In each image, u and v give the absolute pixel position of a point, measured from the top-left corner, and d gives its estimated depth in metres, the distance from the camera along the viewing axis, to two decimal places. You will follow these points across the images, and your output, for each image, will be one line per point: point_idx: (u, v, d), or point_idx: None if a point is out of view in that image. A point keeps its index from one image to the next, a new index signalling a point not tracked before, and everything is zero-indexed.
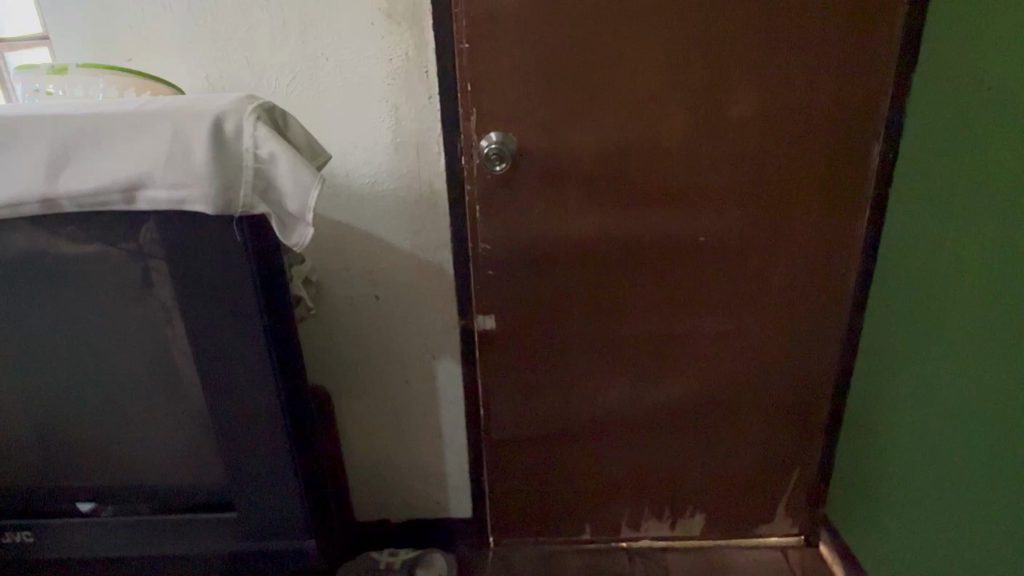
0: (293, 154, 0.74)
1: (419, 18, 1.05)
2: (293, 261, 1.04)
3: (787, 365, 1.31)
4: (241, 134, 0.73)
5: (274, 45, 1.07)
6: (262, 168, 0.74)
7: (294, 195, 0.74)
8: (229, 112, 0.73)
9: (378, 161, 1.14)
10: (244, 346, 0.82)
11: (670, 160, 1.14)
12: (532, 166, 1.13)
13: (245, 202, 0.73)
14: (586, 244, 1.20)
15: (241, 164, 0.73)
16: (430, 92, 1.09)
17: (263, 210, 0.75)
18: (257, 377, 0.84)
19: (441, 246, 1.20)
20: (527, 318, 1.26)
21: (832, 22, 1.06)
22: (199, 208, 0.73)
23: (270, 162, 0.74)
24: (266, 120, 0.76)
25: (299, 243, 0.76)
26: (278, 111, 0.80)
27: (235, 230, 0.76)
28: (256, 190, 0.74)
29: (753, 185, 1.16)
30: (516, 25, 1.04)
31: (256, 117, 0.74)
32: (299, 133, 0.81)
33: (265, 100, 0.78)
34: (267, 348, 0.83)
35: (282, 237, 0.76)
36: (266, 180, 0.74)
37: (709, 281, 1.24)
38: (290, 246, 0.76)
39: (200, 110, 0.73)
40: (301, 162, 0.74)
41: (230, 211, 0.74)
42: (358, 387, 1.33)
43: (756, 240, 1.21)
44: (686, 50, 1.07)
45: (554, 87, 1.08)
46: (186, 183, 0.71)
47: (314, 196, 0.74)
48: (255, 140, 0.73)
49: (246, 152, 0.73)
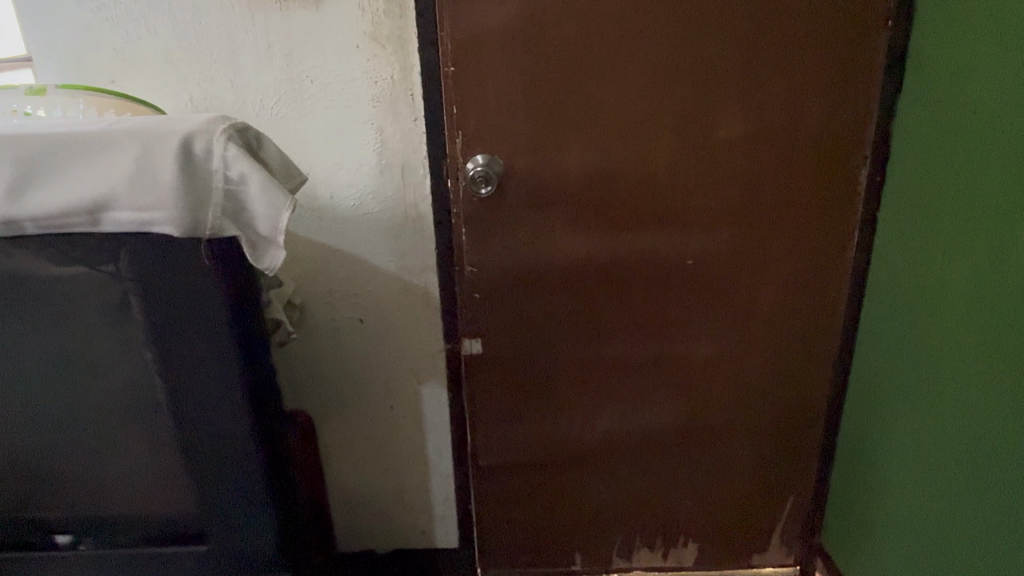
0: (265, 175, 0.72)
1: (405, 40, 1.04)
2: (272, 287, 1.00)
3: (779, 388, 1.28)
4: (210, 154, 0.71)
5: (258, 67, 1.05)
6: (232, 189, 0.72)
7: (266, 217, 0.72)
8: (199, 132, 0.71)
9: (364, 184, 1.12)
10: (221, 371, 0.79)
11: (656, 183, 1.12)
12: (515, 190, 1.11)
13: (214, 225, 0.72)
14: (573, 267, 1.17)
15: (208, 185, 0.71)
16: (415, 114, 1.08)
17: (233, 232, 0.73)
18: (230, 402, 0.81)
19: (427, 270, 1.18)
20: (514, 342, 1.23)
21: (822, 42, 1.05)
22: (166, 230, 0.71)
23: (241, 183, 0.72)
24: (238, 141, 0.73)
25: (271, 266, 0.75)
26: (252, 132, 0.76)
27: (203, 252, 0.73)
28: (226, 213, 0.72)
29: (746, 205, 1.15)
30: (501, 49, 1.03)
31: (227, 137, 0.72)
32: (274, 153, 0.78)
33: (239, 120, 0.75)
34: (239, 374, 0.80)
35: (253, 258, 0.75)
36: (238, 202, 0.73)
37: (700, 305, 1.22)
38: (262, 268, 0.75)
39: (167, 131, 0.70)
40: (273, 184, 0.72)
41: (198, 234, 0.72)
42: (342, 413, 1.30)
43: (748, 263, 1.19)
44: (675, 71, 1.06)
45: (539, 110, 1.07)
46: (152, 206, 0.69)
47: (286, 218, 0.73)
48: (226, 161, 0.71)
49: (216, 173, 0.71)
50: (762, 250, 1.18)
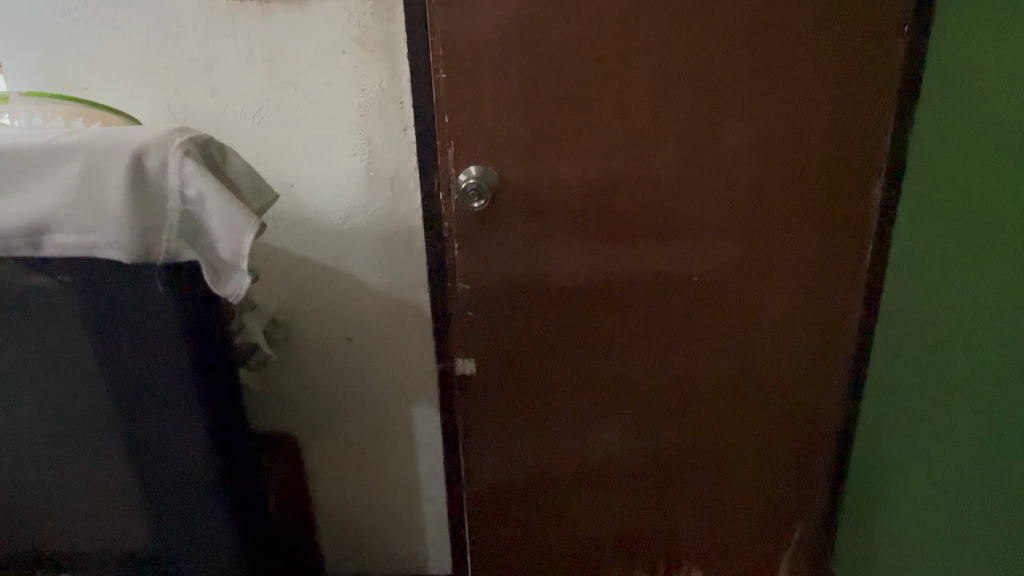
0: (225, 192, 0.65)
1: (395, 46, 0.99)
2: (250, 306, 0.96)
3: (787, 409, 1.22)
4: (165, 170, 0.64)
5: (240, 75, 1.00)
6: (190, 209, 0.65)
7: (226, 239, 0.65)
8: (152, 145, 0.64)
9: (351, 197, 1.07)
10: (179, 394, 0.74)
11: (658, 196, 1.07)
12: (511, 203, 1.06)
13: (169, 248, 0.66)
14: (572, 283, 1.12)
15: (161, 207, 0.65)
16: (405, 124, 1.03)
17: (191, 256, 0.67)
18: (191, 429, 0.75)
19: (418, 285, 1.13)
20: (509, 362, 1.17)
21: (833, 48, 1.00)
22: (113, 254, 0.65)
23: (199, 202, 0.65)
24: (197, 154, 0.66)
25: (234, 294, 0.67)
26: (215, 144, 0.70)
27: (158, 273, 0.68)
28: (183, 235, 0.66)
29: (753, 219, 1.09)
30: (495, 55, 0.97)
31: (184, 150, 0.65)
32: (240, 168, 0.72)
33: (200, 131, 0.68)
34: (200, 400, 0.74)
35: (215, 285, 0.67)
36: (196, 222, 0.66)
37: (704, 323, 1.16)
38: (224, 296, 0.67)
39: (113, 144, 0.64)
40: (234, 202, 0.65)
41: (151, 258, 0.66)
42: (329, 435, 1.24)
43: (754, 279, 1.13)
44: (678, 79, 1.00)
45: (535, 119, 1.01)
46: (97, 228, 0.64)
47: (249, 240, 0.65)
48: (182, 177, 0.64)
49: (171, 191, 0.64)
50: (770, 266, 1.12)
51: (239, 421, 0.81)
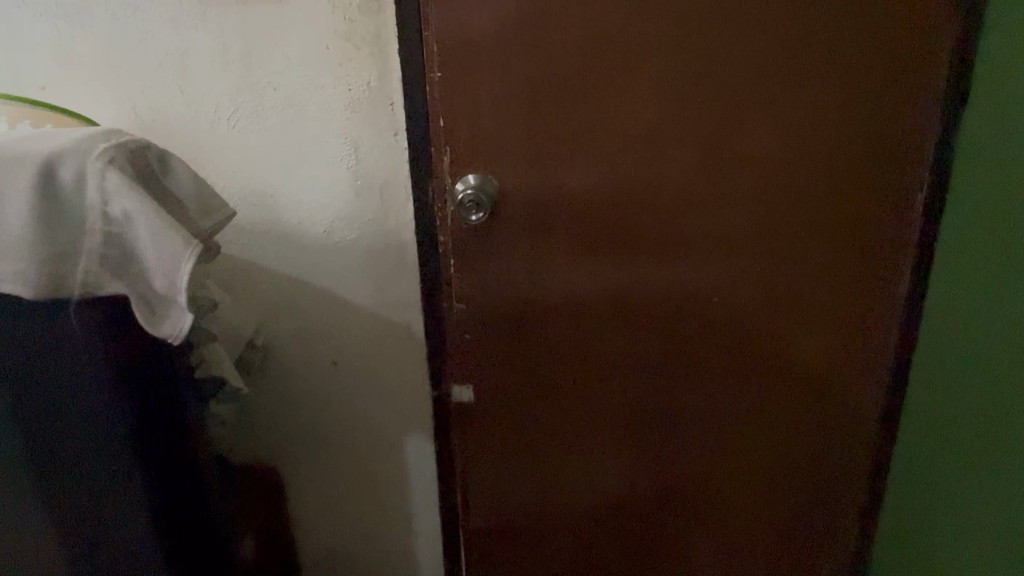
0: (154, 214, 0.60)
1: (383, 41, 0.89)
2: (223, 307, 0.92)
3: (819, 446, 1.10)
4: (86, 187, 0.59)
5: (212, 73, 0.90)
6: (114, 231, 0.60)
7: (159, 270, 0.60)
8: (70, 158, 0.59)
9: (336, 209, 0.96)
10: (98, 419, 0.66)
11: (675, 207, 0.96)
12: (512, 215, 0.96)
13: (91, 278, 0.60)
14: (578, 303, 1.01)
15: (81, 225, 0.60)
16: (396, 127, 0.92)
17: (118, 289, 0.61)
18: (115, 462, 0.68)
19: (411, 306, 1.02)
20: (510, 389, 1.06)
21: (877, 43, 0.88)
22: (22, 285, 0.59)
23: (125, 224, 0.60)
24: (125, 168, 0.61)
25: (171, 332, 0.62)
26: (154, 155, 0.65)
27: (79, 304, 0.61)
28: (107, 263, 0.60)
29: (783, 234, 0.97)
30: (494, 51, 0.88)
31: (109, 163, 0.60)
32: (183, 180, 0.67)
33: (133, 142, 0.64)
34: (126, 430, 0.67)
35: (148, 323, 0.62)
36: (122, 248, 0.61)
37: (726, 348, 1.04)
38: (160, 336, 0.62)
39: (20, 156, 0.59)
40: (165, 226, 0.60)
41: (69, 291, 0.60)
42: (313, 467, 1.13)
43: (783, 301, 1.01)
44: (699, 77, 0.89)
45: (538, 123, 0.91)
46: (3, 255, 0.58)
47: (184, 270, 0.61)
48: (105, 196, 0.59)
49: (93, 211, 0.59)
50: (801, 286, 1.00)
51: (176, 450, 0.74)
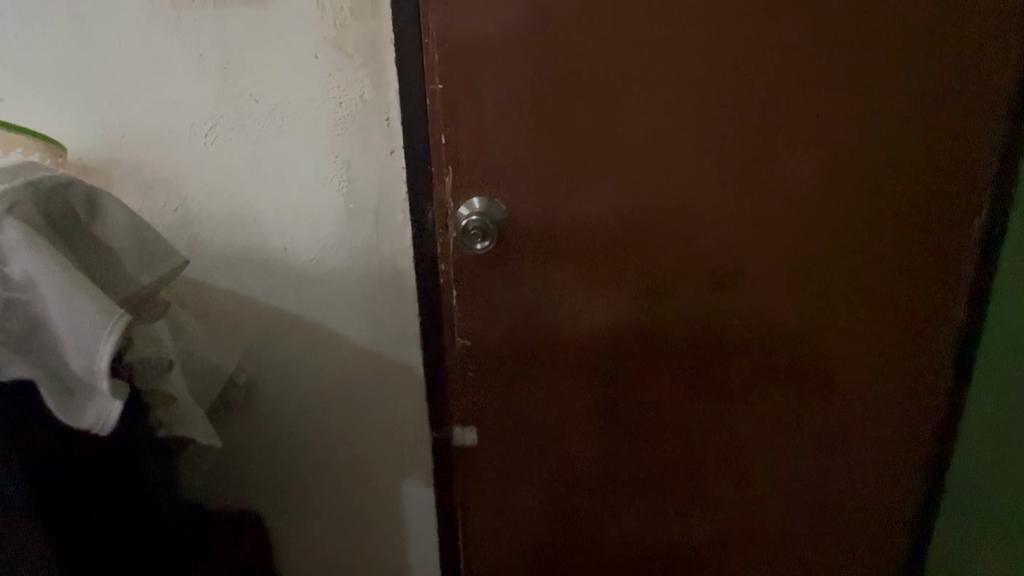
0: (68, 275, 0.52)
1: (378, 49, 0.79)
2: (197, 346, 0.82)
3: (861, 497, 0.99)
4: None
5: (188, 85, 0.81)
6: (19, 299, 0.51)
7: (77, 344, 0.51)
8: None
9: (325, 234, 0.87)
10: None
11: (705, 236, 0.86)
12: (521, 243, 0.86)
13: None
14: (594, 340, 0.91)
15: None
16: (393, 144, 0.83)
17: (24, 372, 0.51)
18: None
19: (408, 341, 0.92)
20: (518, 432, 0.96)
21: (932, 54, 0.79)
22: None
23: (31, 288, 0.51)
24: (37, 220, 0.53)
25: (94, 422, 0.53)
26: (79, 205, 0.59)
27: None
28: (11, 338, 0.51)
29: (822, 263, 0.87)
30: (503, 62, 0.78)
31: (15, 215, 0.52)
32: (116, 232, 0.60)
33: (51, 191, 0.56)
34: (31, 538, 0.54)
35: (65, 412, 0.52)
36: (31, 319, 0.52)
37: (757, 389, 0.94)
38: (81, 427, 0.52)
39: None
40: (82, 288, 0.52)
41: None
42: (301, 515, 1.03)
43: (821, 336, 0.91)
44: (731, 90, 0.80)
45: (552, 141, 0.82)
46: None
47: (106, 344, 0.52)
48: (8, 255, 0.51)
49: None
50: (842, 322, 0.90)
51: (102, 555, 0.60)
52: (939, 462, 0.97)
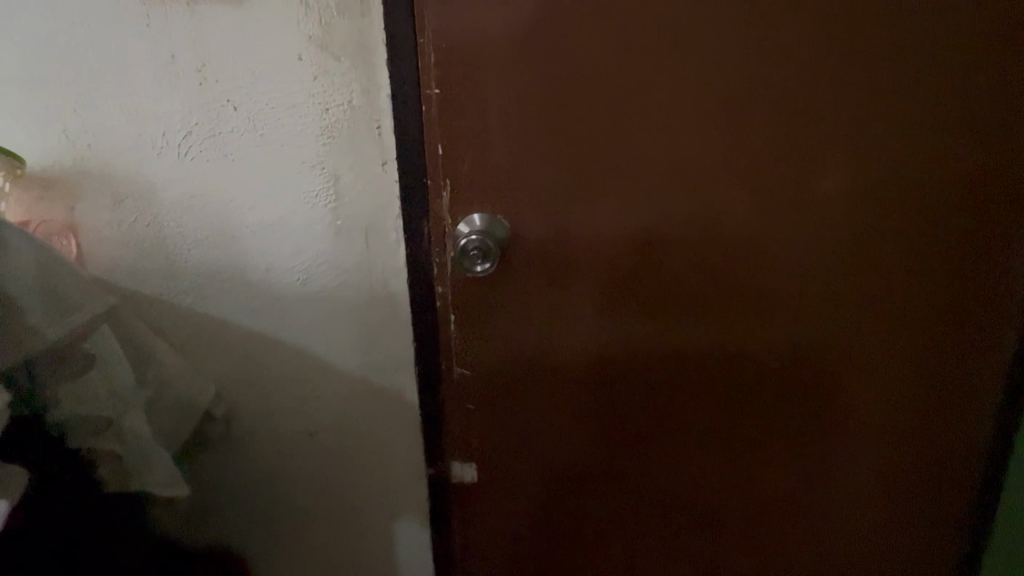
0: None
1: (368, 49, 0.71)
2: (167, 373, 0.79)
3: (896, 538, 0.90)
4: None
5: (159, 90, 0.73)
6: None
7: None
8: None
9: (310, 253, 0.79)
10: None
11: (729, 256, 0.78)
12: (525, 264, 0.78)
13: None
14: (605, 370, 0.83)
15: None
16: (384, 155, 0.75)
17: None
18: None
19: (402, 369, 0.84)
20: (522, 467, 0.88)
21: (986, 55, 0.70)
22: None
23: None
24: None
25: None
26: None
27: None
28: None
29: (860, 289, 0.78)
30: (506, 65, 0.71)
31: None
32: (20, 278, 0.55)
33: None
34: None
35: None
36: None
37: (783, 423, 0.85)
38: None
39: None
40: None
41: None
42: (287, 554, 0.95)
43: (856, 368, 0.82)
44: (762, 97, 0.71)
45: (560, 152, 0.74)
46: None
47: None
48: None
49: None
50: (879, 352, 0.81)
51: None
52: (982, 503, 0.88)
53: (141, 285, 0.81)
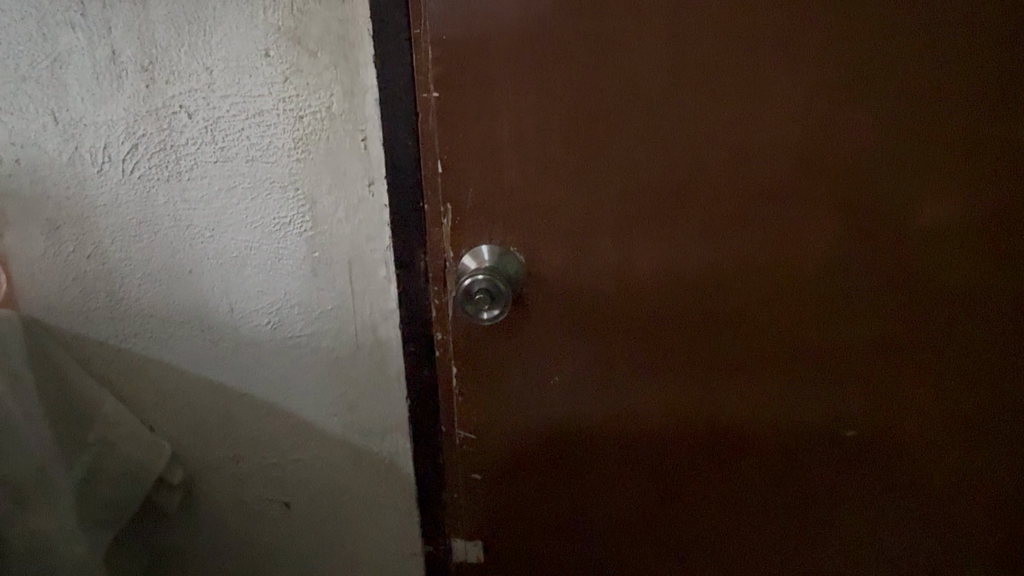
0: None
1: (350, 42, 0.57)
2: (113, 435, 0.68)
3: None
4: None
5: (97, 92, 0.60)
6: None
7: None
8: None
9: (282, 292, 0.65)
10: None
11: (802, 301, 0.61)
12: (544, 308, 0.63)
13: None
14: (640, 435, 0.68)
15: None
16: (371, 174, 0.60)
17: None
18: None
19: (394, 431, 0.69)
20: (537, 545, 0.74)
21: None
22: None
23: None
24: None
25: None
26: None
27: None
28: None
29: (972, 344, 0.62)
30: (525, 61, 0.55)
31: None
32: None
33: None
34: None
35: None
36: None
37: (863, 503, 0.69)
38: None
39: None
40: None
41: None
42: None
43: (963, 441, 0.66)
44: (861, 102, 0.55)
45: (591, 171, 0.58)
46: None
47: None
48: None
49: None
50: (991, 423, 0.65)
51: None
52: None
53: (84, 326, 0.68)
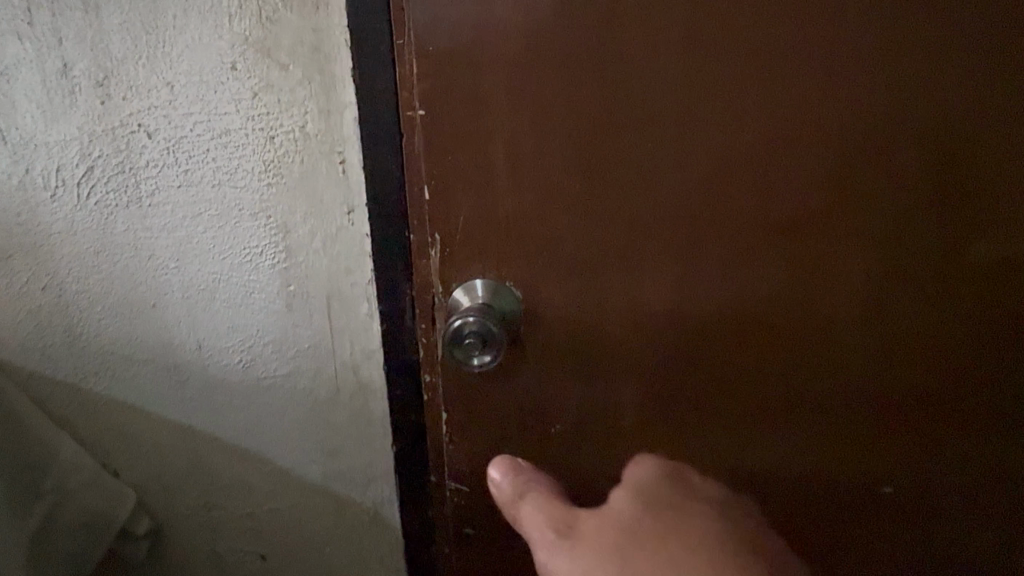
0: None
1: (326, 55, 0.50)
2: (72, 483, 0.62)
3: None
4: None
5: (47, 109, 0.54)
6: None
7: None
8: None
9: (254, 328, 0.59)
10: None
11: (833, 342, 0.55)
12: (544, 351, 0.56)
13: None
14: None
15: None
16: (350, 201, 0.54)
17: None
18: None
19: (377, 479, 0.65)
20: None
21: None
22: None
23: None
24: None
25: None
26: None
27: None
28: None
29: (1019, 389, 0.56)
30: (524, 72, 0.48)
31: None
32: None
33: None
34: None
35: None
36: None
37: (895, 563, 0.63)
38: None
39: None
40: None
41: None
42: None
43: (1008, 495, 0.59)
44: (901, 122, 0.48)
45: (598, 197, 0.51)
46: None
47: None
48: None
49: None
50: None
51: None
52: None
53: (41, 362, 0.62)
